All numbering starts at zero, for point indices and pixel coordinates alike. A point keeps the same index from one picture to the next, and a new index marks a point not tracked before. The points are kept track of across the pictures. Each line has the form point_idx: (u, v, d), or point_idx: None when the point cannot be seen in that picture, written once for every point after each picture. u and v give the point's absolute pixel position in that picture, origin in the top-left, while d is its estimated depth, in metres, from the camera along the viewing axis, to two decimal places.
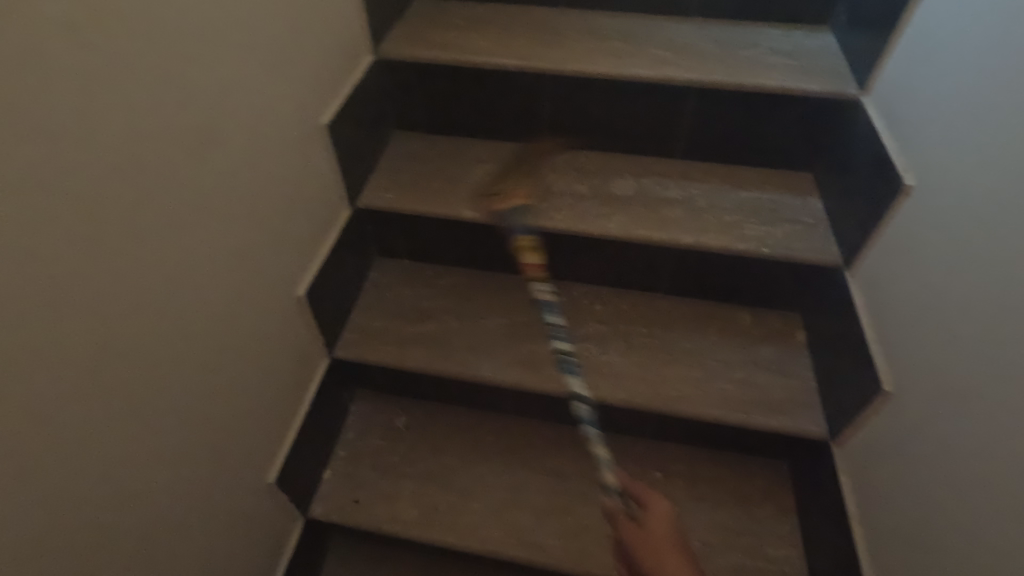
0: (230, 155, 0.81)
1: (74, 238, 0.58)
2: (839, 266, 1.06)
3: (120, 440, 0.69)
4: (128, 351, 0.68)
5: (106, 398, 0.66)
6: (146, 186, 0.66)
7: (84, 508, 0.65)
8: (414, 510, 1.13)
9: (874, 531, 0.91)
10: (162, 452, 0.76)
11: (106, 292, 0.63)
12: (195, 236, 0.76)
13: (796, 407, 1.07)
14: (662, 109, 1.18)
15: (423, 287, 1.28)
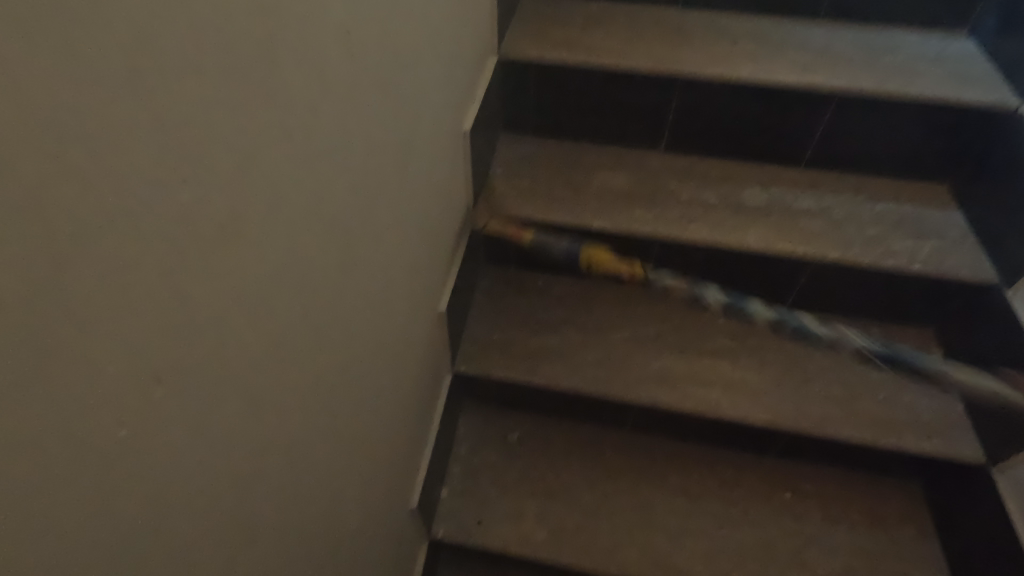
0: (397, 164, 0.77)
1: (297, 257, 0.54)
2: (996, 284, 1.02)
3: (309, 469, 0.65)
4: (322, 376, 0.64)
5: (304, 427, 0.61)
6: (342, 199, 0.62)
7: (281, 545, 0.61)
8: (542, 530, 1.10)
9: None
10: (333, 480, 0.72)
11: (311, 316, 0.59)
12: (369, 251, 0.72)
13: (946, 428, 1.03)
14: (799, 116, 1.14)
15: (538, 297, 1.24)
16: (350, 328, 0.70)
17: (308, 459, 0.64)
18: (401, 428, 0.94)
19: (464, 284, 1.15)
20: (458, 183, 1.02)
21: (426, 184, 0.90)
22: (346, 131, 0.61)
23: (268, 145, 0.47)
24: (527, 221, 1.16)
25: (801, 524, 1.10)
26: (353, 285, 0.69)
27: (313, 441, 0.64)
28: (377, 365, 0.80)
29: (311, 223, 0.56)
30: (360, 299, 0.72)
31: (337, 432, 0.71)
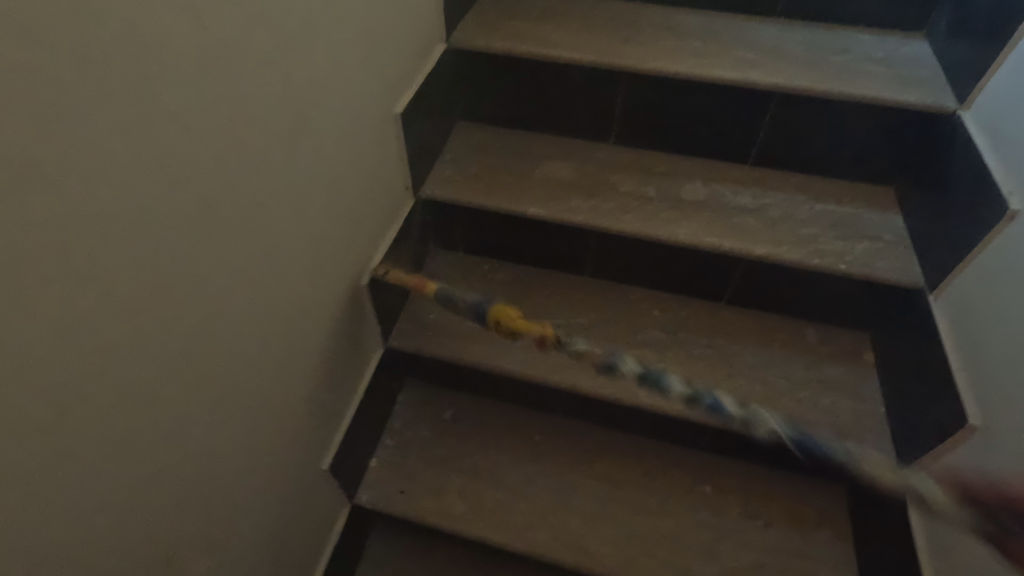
0: (314, 142, 0.81)
1: (175, 219, 0.58)
2: (922, 289, 1.01)
3: (199, 418, 0.69)
4: (214, 333, 0.69)
5: (188, 377, 0.66)
6: (236, 170, 0.66)
7: (162, 482, 0.66)
8: (461, 505, 1.14)
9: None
10: (230, 434, 0.77)
11: (197, 274, 0.63)
12: (274, 221, 0.76)
13: (863, 431, 1.04)
14: (744, 114, 1.13)
15: (480, 280, 1.27)
16: (246, 294, 0.73)
17: (197, 412, 0.69)
18: (320, 396, 0.98)
19: (404, 266, 1.18)
20: (393, 164, 1.06)
21: (354, 165, 0.94)
22: (242, 107, 0.65)
23: (134, 111, 0.51)
24: (469, 206, 1.18)
25: (717, 517, 1.11)
26: (255, 254, 0.73)
27: (202, 397, 0.69)
28: (285, 334, 0.85)
29: (191, 192, 0.60)
30: (261, 269, 0.76)
31: (234, 391, 0.75)
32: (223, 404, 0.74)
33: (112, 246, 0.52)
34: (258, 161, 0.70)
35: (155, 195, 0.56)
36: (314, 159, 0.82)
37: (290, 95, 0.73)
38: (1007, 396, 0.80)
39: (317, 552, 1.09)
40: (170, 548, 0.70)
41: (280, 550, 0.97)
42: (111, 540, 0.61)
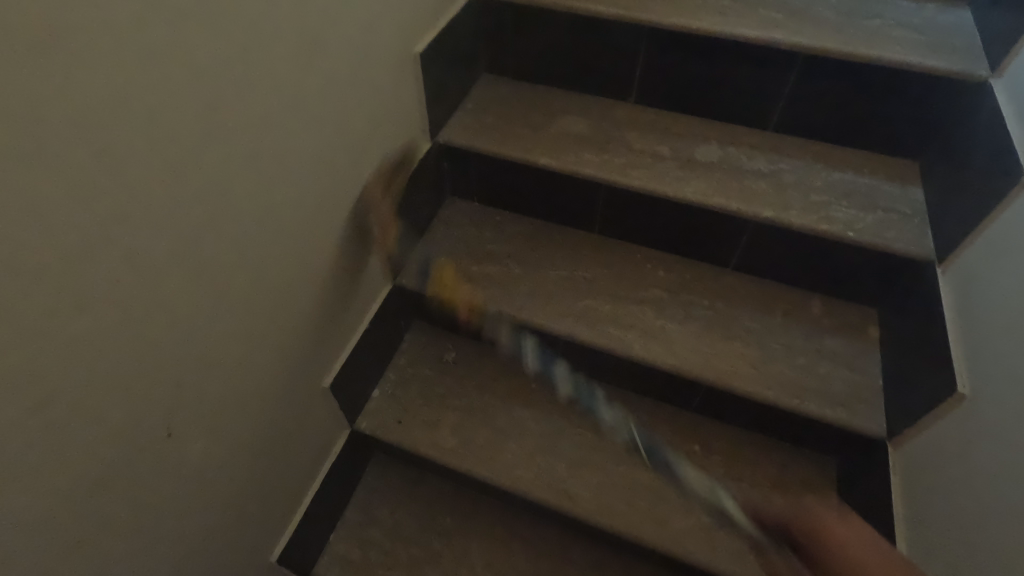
0: (331, 67, 0.86)
1: (185, 110, 0.63)
2: (931, 261, 0.99)
3: (206, 310, 0.75)
4: (221, 232, 0.74)
5: (197, 269, 0.72)
6: (248, 77, 0.71)
7: (169, 364, 0.72)
8: (453, 440, 1.19)
9: (925, 544, 0.85)
10: (239, 335, 0.83)
11: (206, 171, 0.69)
12: (289, 137, 0.81)
13: (857, 402, 1.03)
14: (766, 76, 1.12)
15: (491, 230, 1.30)
16: (256, 202, 0.79)
17: (206, 306, 0.75)
18: (328, 319, 1.04)
19: (417, 208, 1.23)
20: (409, 103, 1.09)
21: (370, 98, 0.98)
22: (257, 17, 0.69)
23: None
24: (483, 154, 1.21)
25: (702, 476, 1.12)
26: (267, 167, 0.79)
27: (211, 292, 0.75)
28: (295, 252, 0.90)
29: (204, 92, 0.65)
30: (273, 182, 0.81)
31: (244, 295, 0.81)
32: (231, 305, 0.80)
33: (128, 127, 0.58)
34: (272, 77, 0.75)
35: (168, 88, 0.61)
36: (329, 85, 0.86)
37: (306, 16, 0.77)
38: (993, 363, 0.79)
39: (315, 467, 1.15)
40: (175, 429, 0.76)
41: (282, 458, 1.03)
42: (122, 404, 0.67)
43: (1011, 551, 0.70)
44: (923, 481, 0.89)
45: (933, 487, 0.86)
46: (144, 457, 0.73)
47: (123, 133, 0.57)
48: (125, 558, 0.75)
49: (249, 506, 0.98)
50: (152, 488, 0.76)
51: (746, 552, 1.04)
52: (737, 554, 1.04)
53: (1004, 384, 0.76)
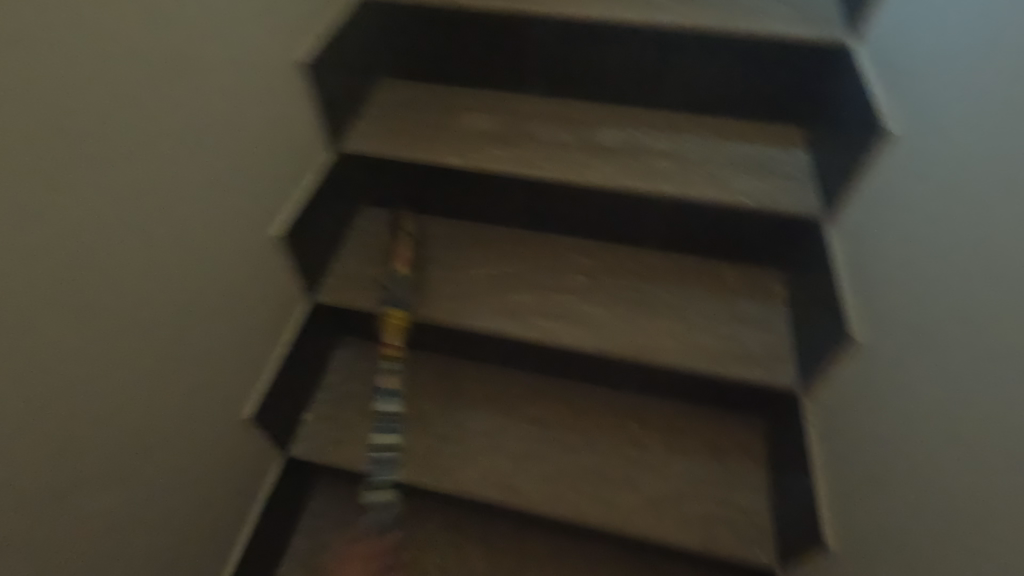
0: (207, 86, 0.81)
1: (32, 148, 0.58)
2: (823, 220, 1.05)
3: (89, 359, 0.70)
4: (97, 273, 0.69)
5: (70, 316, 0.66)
6: (108, 107, 0.66)
7: (53, 421, 0.67)
8: (392, 452, 1.17)
9: (837, 486, 0.91)
10: (136, 378, 0.78)
11: (69, 212, 0.64)
12: (167, 165, 0.76)
13: (773, 360, 1.08)
14: (656, 58, 1.15)
15: (409, 236, 1.28)
16: (137, 237, 0.74)
17: (90, 354, 0.70)
18: (241, 348, 1.00)
19: (329, 221, 1.19)
20: (300, 116, 1.06)
21: (256, 115, 0.93)
22: (105, 41, 0.65)
23: None
24: (390, 159, 1.19)
25: (641, 452, 1.15)
26: (145, 201, 0.74)
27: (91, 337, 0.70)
28: (191, 284, 0.85)
29: (51, 125, 0.60)
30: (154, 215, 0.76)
31: (134, 337, 0.76)
32: (121, 348, 0.74)
33: None
34: (135, 101, 0.70)
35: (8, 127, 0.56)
36: (205, 105, 0.81)
37: (166, 35, 0.73)
38: (883, 313, 0.85)
39: (249, 504, 1.10)
40: (72, 488, 0.71)
41: (206, 499, 0.99)
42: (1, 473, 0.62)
43: (913, 485, 0.75)
44: (832, 427, 0.95)
45: (842, 430, 0.92)
46: (38, 525, 0.67)
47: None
48: None
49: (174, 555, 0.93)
50: (53, 554, 0.70)
51: (688, 519, 1.08)
52: (681, 521, 1.08)
53: (894, 331, 0.82)
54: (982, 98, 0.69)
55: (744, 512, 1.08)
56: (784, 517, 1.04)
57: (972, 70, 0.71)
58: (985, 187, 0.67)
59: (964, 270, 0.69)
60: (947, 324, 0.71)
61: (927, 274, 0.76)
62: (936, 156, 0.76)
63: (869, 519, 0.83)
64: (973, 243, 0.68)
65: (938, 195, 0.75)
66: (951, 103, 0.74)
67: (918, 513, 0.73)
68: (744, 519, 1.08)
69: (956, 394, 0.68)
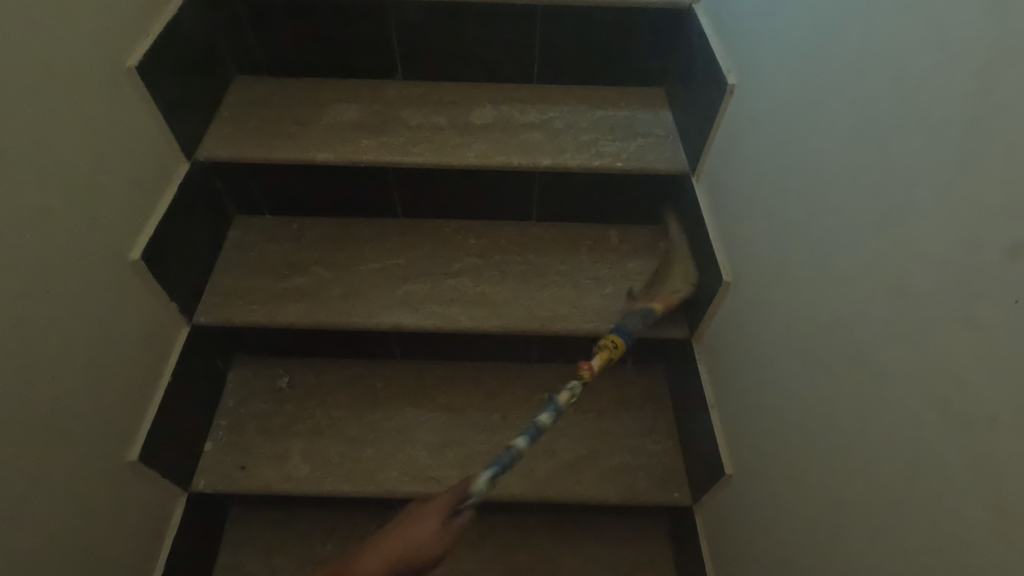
0: (20, 100, 0.72)
1: None
2: (687, 173, 1.11)
3: None
4: None
5: None
6: None
7: None
8: (306, 466, 1.12)
9: (730, 433, 0.97)
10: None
11: None
12: None
13: (661, 310, 1.14)
14: (514, 31, 1.15)
15: (290, 240, 1.22)
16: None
17: None
18: (108, 388, 0.90)
19: (196, 236, 1.11)
20: (144, 126, 0.96)
21: (89, 127, 0.84)
22: None
23: None
24: (254, 162, 1.12)
25: (555, 418, 1.19)
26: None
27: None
28: (40, 324, 0.76)
29: None
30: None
31: None
32: None
33: None
34: None
35: None
36: (20, 123, 0.72)
37: None
38: (742, 250, 0.92)
39: (152, 551, 1.02)
40: None
41: (101, 554, 0.90)
42: None
43: (779, 402, 0.83)
44: (721, 380, 1.01)
45: (729, 381, 0.98)
46: None
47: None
48: None
49: None
50: None
51: (605, 474, 1.13)
52: (599, 477, 1.12)
53: (762, 290, 0.87)
54: (827, 67, 0.73)
55: (656, 457, 1.15)
56: (691, 454, 1.11)
57: (817, 38, 0.75)
58: (833, 158, 0.72)
59: (818, 238, 0.74)
60: (808, 285, 0.76)
61: (788, 237, 0.81)
62: (786, 121, 0.81)
63: (748, 437, 0.92)
64: (823, 210, 0.73)
65: (792, 161, 0.79)
66: (799, 71, 0.78)
67: (782, 426, 0.83)
68: (656, 463, 1.14)
69: (805, 318, 0.77)
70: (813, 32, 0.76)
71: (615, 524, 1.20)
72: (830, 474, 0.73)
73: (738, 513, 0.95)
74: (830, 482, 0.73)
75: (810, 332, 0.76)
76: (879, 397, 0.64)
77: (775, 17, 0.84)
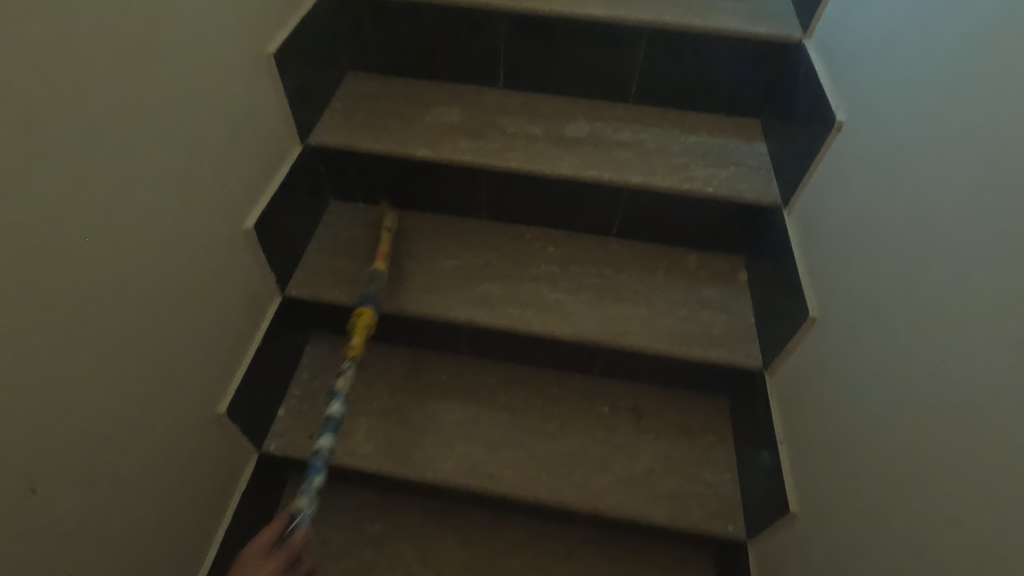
0: (174, 78, 0.80)
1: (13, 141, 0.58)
2: (778, 206, 1.11)
3: (66, 350, 0.69)
4: (76, 262, 0.69)
5: (47, 306, 0.66)
6: (81, 93, 0.65)
7: (31, 414, 0.65)
8: (368, 444, 1.17)
9: (800, 474, 0.95)
10: (109, 370, 0.76)
11: (49, 206, 0.64)
12: (137, 154, 0.75)
13: (735, 340, 1.13)
14: (619, 52, 1.18)
15: (379, 229, 1.28)
16: (96, 227, 0.70)
17: (60, 347, 0.68)
18: (209, 343, 0.97)
19: (297, 214, 1.18)
20: (271, 108, 1.04)
21: (226, 107, 0.93)
22: (76, 27, 0.63)
23: None
24: (359, 152, 1.19)
25: (612, 434, 1.19)
26: (106, 190, 0.71)
27: (44, 331, 0.66)
28: (163, 274, 0.84)
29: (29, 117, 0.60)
30: (114, 205, 0.73)
31: (109, 328, 0.75)
32: (92, 338, 0.73)
33: None
34: (99, 90, 0.68)
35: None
36: (174, 95, 0.80)
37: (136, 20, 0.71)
38: (835, 288, 0.91)
39: (222, 502, 1.09)
40: (53, 482, 0.70)
41: (182, 495, 0.97)
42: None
43: (862, 446, 0.81)
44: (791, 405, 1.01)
45: (803, 416, 0.96)
46: (18, 517, 0.66)
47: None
48: None
49: (149, 554, 0.91)
50: (32, 551, 0.69)
51: (659, 496, 1.12)
52: (652, 499, 1.11)
53: (854, 329, 0.85)
54: (950, 109, 0.72)
55: (712, 487, 1.13)
56: (750, 489, 1.09)
57: (946, 79, 0.74)
58: (952, 200, 0.70)
59: (928, 280, 0.72)
60: (908, 326, 0.75)
61: (886, 274, 0.80)
62: (899, 160, 0.79)
63: (819, 479, 0.89)
64: (937, 252, 0.71)
65: (903, 200, 0.78)
66: (919, 111, 0.77)
67: (864, 472, 0.80)
68: (711, 493, 1.13)
69: (905, 361, 0.75)
70: (940, 73, 0.75)
71: (660, 550, 1.18)
72: (916, 522, 0.69)
73: (796, 551, 0.94)
74: (916, 533, 0.69)
75: (909, 375, 0.74)
76: (987, 446, 0.61)
77: (897, 57, 0.83)
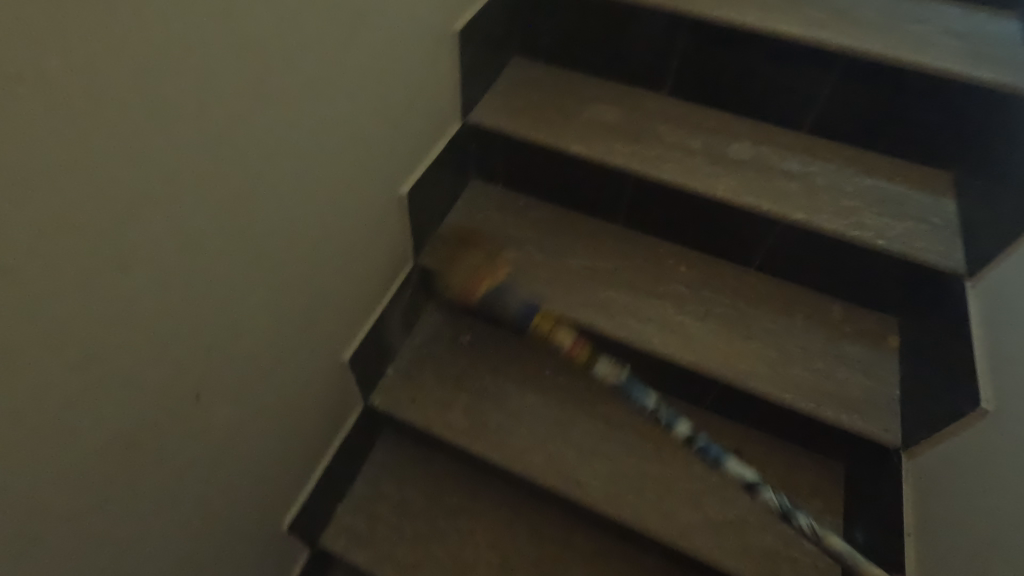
0: (367, 45, 0.85)
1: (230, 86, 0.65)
2: (960, 274, 0.99)
3: (234, 278, 0.76)
4: (257, 200, 0.75)
5: (226, 235, 0.72)
6: (288, 49, 0.71)
7: (197, 328, 0.73)
8: (464, 421, 1.20)
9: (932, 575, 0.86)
10: (264, 302, 0.83)
11: (245, 147, 0.70)
12: (321, 110, 0.81)
13: (871, 408, 1.03)
14: (805, 77, 1.10)
15: (514, 214, 1.29)
16: (278, 172, 0.77)
17: (229, 274, 0.75)
18: (347, 294, 1.03)
19: (443, 186, 1.22)
20: (442, 83, 1.08)
21: (405, 76, 0.97)
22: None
23: None
24: (513, 137, 1.20)
25: (710, 472, 1.14)
26: (291, 143, 0.77)
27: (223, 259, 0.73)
28: (322, 224, 0.90)
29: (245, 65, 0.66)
30: (296, 158, 0.79)
31: (269, 265, 0.82)
32: (254, 271, 0.79)
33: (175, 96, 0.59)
34: (301, 48, 0.73)
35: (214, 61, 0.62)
36: (362, 61, 0.85)
37: None
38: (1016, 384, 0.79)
39: (327, 443, 1.15)
40: (204, 391, 0.78)
41: (300, 426, 1.04)
42: (166, 358, 0.70)
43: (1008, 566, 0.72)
44: None
45: (947, 514, 0.86)
46: (170, 416, 0.74)
47: (113, 96, 0.53)
48: (154, 510, 0.77)
49: (264, 474, 0.99)
50: (177, 447, 0.77)
51: (750, 550, 1.06)
52: (742, 551, 1.05)
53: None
54: None
55: (809, 555, 1.05)
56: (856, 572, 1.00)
57: None
58: None
59: None
60: None
61: None
62: None
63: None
64: None
65: None
66: None
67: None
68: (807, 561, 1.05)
69: None
70: None
71: None
72: None
73: None
74: None
75: None
76: None
77: None
